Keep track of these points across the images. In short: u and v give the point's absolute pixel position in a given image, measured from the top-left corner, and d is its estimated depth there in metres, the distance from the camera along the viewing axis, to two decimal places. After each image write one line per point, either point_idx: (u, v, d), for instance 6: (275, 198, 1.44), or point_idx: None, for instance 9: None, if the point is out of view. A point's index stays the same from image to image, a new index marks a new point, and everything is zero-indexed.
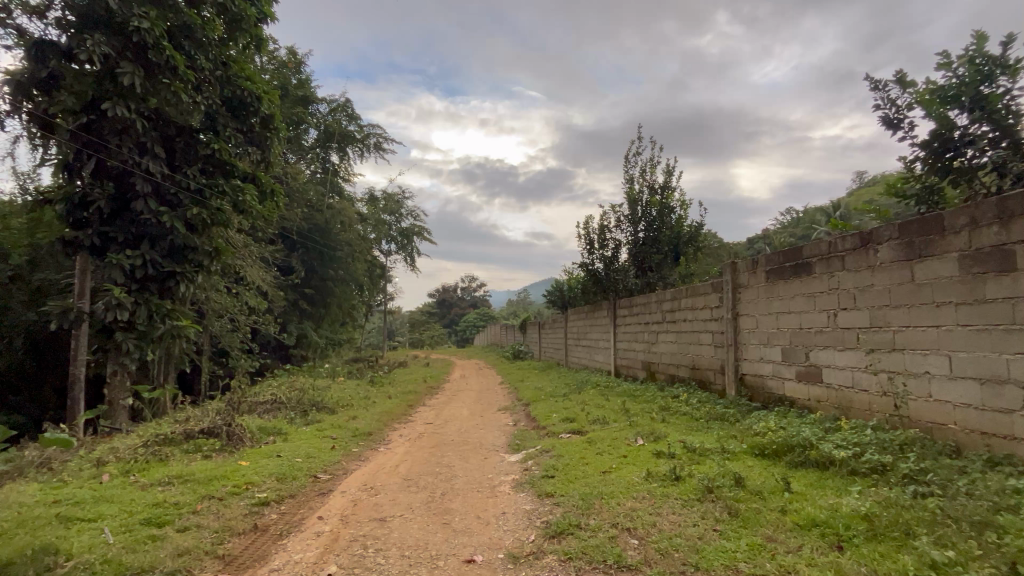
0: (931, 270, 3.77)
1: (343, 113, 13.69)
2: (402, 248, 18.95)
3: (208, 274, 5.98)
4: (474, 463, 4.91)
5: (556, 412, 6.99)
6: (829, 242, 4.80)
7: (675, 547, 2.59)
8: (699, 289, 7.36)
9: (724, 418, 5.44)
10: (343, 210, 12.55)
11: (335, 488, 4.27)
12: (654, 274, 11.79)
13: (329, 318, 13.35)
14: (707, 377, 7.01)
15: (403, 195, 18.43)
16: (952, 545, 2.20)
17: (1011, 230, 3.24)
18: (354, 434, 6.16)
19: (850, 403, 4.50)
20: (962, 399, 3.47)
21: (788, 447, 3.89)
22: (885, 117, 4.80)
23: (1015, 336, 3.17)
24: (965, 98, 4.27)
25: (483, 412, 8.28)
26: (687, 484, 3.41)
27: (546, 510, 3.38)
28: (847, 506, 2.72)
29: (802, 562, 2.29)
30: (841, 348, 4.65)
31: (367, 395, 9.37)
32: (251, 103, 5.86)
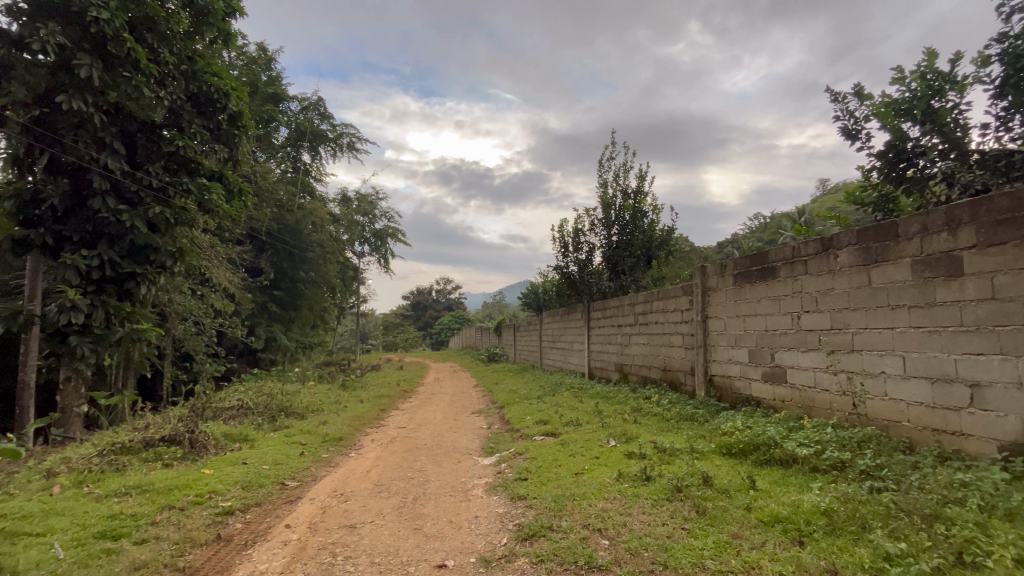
0: (886, 274, 3.95)
1: (315, 111, 13.45)
2: (376, 250, 18.70)
3: (171, 275, 5.77)
4: (447, 467, 4.87)
5: (530, 414, 7.00)
6: (793, 247, 4.98)
7: (644, 546, 2.63)
8: (669, 292, 7.51)
9: (694, 418, 5.56)
10: (314, 210, 12.31)
11: (304, 495, 4.17)
12: (627, 277, 11.98)
13: (299, 321, 13.05)
14: (677, 378, 7.16)
15: (377, 196, 18.20)
16: (904, 537, 2.30)
17: (959, 237, 3.42)
18: (324, 439, 6.04)
19: (813, 402, 4.66)
20: (915, 397, 3.64)
21: (754, 446, 4.00)
22: (844, 128, 5.01)
23: (963, 337, 3.35)
24: (918, 111, 4.50)
25: (457, 415, 8.24)
26: (657, 484, 3.46)
27: (519, 513, 3.39)
28: (808, 502, 2.82)
29: (766, 558, 2.36)
30: (804, 349, 4.82)
31: (339, 399, 9.20)
32: (219, 99, 5.70)
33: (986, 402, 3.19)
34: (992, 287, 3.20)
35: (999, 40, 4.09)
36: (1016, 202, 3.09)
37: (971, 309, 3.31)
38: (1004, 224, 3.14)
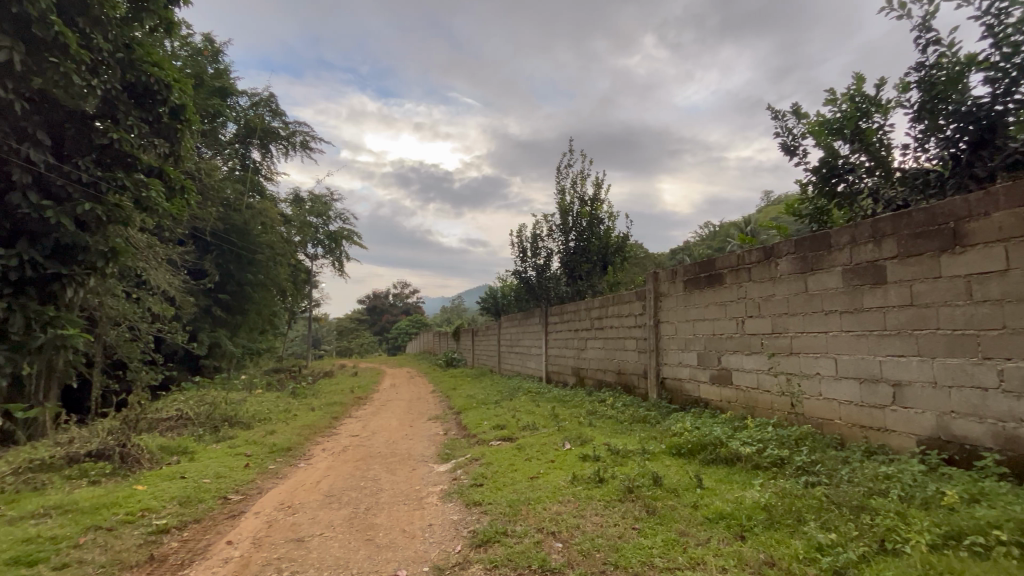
0: (820, 282, 4.23)
1: (266, 108, 12.94)
2: (330, 252, 18.17)
3: (103, 277, 5.38)
4: (402, 475, 4.78)
5: (488, 420, 6.99)
6: (738, 255, 5.23)
7: (596, 547, 2.67)
8: (624, 298, 7.73)
9: (646, 420, 5.73)
10: (264, 210, 11.84)
11: (247, 509, 3.97)
12: (584, 282, 12.22)
13: (247, 326, 12.45)
14: (631, 381, 7.36)
15: (332, 196, 17.71)
16: (834, 528, 2.46)
17: (883, 247, 3.71)
18: (271, 450, 5.78)
19: (756, 402, 4.91)
20: (846, 397, 3.91)
21: (701, 445, 4.16)
22: (784, 144, 5.33)
23: (887, 340, 3.63)
24: (847, 130, 4.86)
25: (413, 422, 8.10)
26: (609, 486, 3.54)
27: (473, 519, 3.37)
28: (749, 498, 2.96)
29: (710, 553, 2.46)
30: (747, 352, 5.07)
31: (288, 407, 8.84)
32: (159, 91, 5.36)
33: (906, 400, 3.46)
34: (911, 294, 3.48)
35: (917, 69, 4.48)
36: (931, 217, 3.38)
37: (894, 314, 3.59)
38: (921, 237, 3.44)
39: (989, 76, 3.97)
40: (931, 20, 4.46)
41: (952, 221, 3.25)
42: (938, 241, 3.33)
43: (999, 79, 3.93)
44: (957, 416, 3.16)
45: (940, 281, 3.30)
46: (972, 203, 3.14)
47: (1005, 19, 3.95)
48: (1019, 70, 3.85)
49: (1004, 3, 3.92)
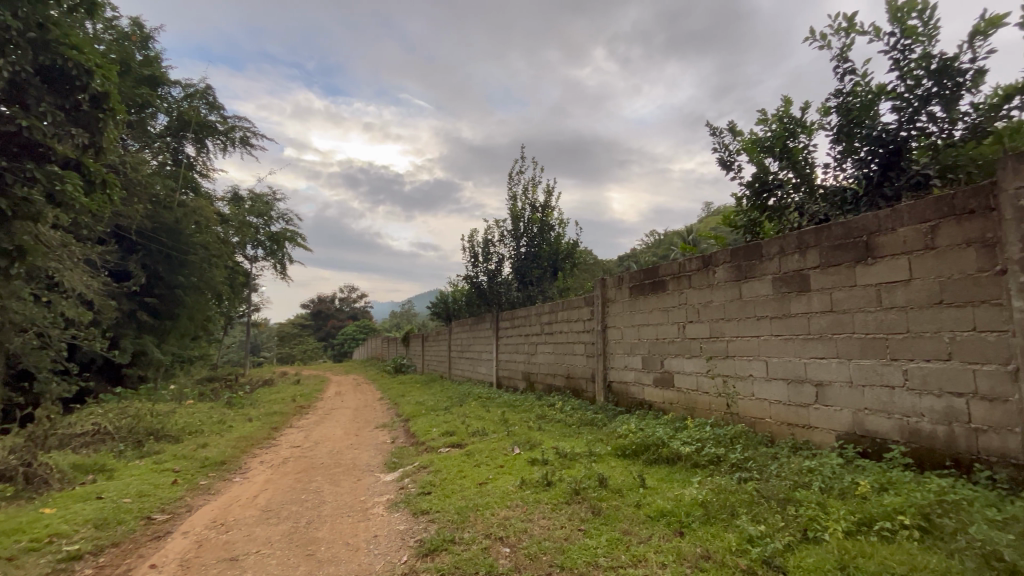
0: (753, 289, 4.52)
1: (202, 100, 12.22)
2: (272, 254, 17.34)
3: (6, 279, 4.85)
4: (346, 487, 4.61)
5: (437, 426, 6.89)
6: (679, 263, 5.49)
7: (543, 550, 2.70)
8: (573, 303, 7.89)
9: (593, 423, 5.86)
10: (199, 209, 11.13)
11: (175, 529, 3.69)
12: (534, 288, 12.38)
13: (177, 332, 11.61)
14: (579, 385, 7.52)
15: (274, 196, 16.92)
16: (763, 520, 2.62)
17: (807, 258, 4.02)
18: (203, 464, 5.41)
19: (695, 403, 5.16)
20: (775, 397, 4.19)
21: (644, 446, 4.31)
22: (721, 159, 5.66)
23: (810, 344, 3.93)
24: (777, 149, 5.23)
25: (358, 430, 7.86)
26: (557, 488, 3.59)
27: (421, 528, 3.32)
28: (687, 496, 3.09)
29: (651, 550, 2.55)
30: (687, 355, 5.32)
31: (223, 418, 8.32)
32: (78, 76, 4.94)
33: (827, 398, 3.76)
34: (831, 301, 3.79)
35: (836, 95, 4.90)
36: (847, 231, 3.70)
37: (817, 319, 3.90)
38: (839, 249, 3.76)
39: (896, 105, 4.41)
40: (847, 51, 4.89)
41: (865, 235, 3.58)
42: (854, 253, 3.65)
43: (904, 107, 4.38)
44: (870, 413, 3.46)
45: (856, 290, 3.61)
46: (881, 219, 3.47)
47: (909, 54, 4.41)
48: (920, 101, 4.31)
49: (908, 40, 4.38)
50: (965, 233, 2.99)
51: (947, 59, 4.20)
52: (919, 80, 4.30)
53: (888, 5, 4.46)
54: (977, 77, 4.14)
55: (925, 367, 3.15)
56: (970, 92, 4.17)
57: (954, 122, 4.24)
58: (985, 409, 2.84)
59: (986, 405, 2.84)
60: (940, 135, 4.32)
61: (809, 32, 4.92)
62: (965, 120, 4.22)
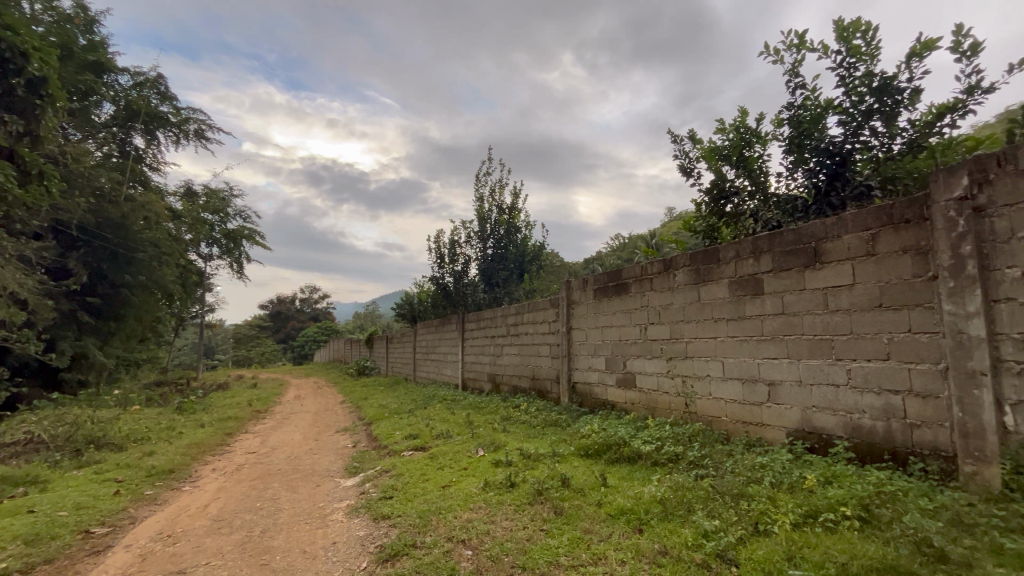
0: (711, 292, 4.67)
1: (152, 90, 11.62)
2: (228, 252, 16.62)
3: None
4: (304, 493, 4.47)
5: (400, 430, 6.78)
6: (641, 266, 5.61)
7: (505, 551, 2.71)
8: (538, 305, 7.94)
9: (557, 424, 5.91)
10: (148, 203, 10.54)
11: (116, 543, 3.48)
12: (500, 289, 12.42)
13: (122, 334, 10.95)
14: (544, 386, 7.58)
15: (231, 192, 16.24)
16: (719, 515, 2.71)
17: (761, 263, 4.20)
18: (149, 473, 5.12)
19: (656, 403, 5.29)
20: (731, 396, 4.35)
21: (607, 445, 4.39)
22: (682, 166, 5.83)
23: (764, 345, 4.10)
24: (734, 157, 5.44)
25: (318, 435, 7.63)
26: (520, 489, 3.61)
27: (382, 533, 3.25)
28: (647, 493, 3.17)
29: (611, 548, 2.59)
30: (649, 356, 5.45)
31: (172, 424, 7.90)
32: (13, 60, 4.63)
33: (779, 397, 3.93)
34: (783, 304, 3.97)
35: (788, 107, 5.13)
36: (797, 237, 3.90)
37: (770, 321, 4.07)
38: (790, 254, 3.94)
39: (842, 119, 4.67)
40: (798, 66, 5.14)
41: (814, 242, 3.77)
42: (803, 258, 3.84)
43: (849, 122, 4.64)
44: (817, 410, 3.65)
45: (805, 293, 3.80)
46: (828, 227, 3.67)
47: (853, 72, 4.68)
48: (863, 116, 4.58)
49: (853, 59, 4.65)
50: (902, 240, 3.20)
51: (887, 77, 4.48)
52: (863, 96, 4.57)
53: (835, 25, 4.72)
54: (913, 95, 4.44)
55: (866, 366, 3.35)
56: (907, 109, 4.46)
57: (893, 137, 4.53)
58: (919, 405, 3.04)
59: (919, 402, 3.04)
60: (882, 149, 4.60)
61: (763, 47, 5.14)
62: (903, 135, 4.52)
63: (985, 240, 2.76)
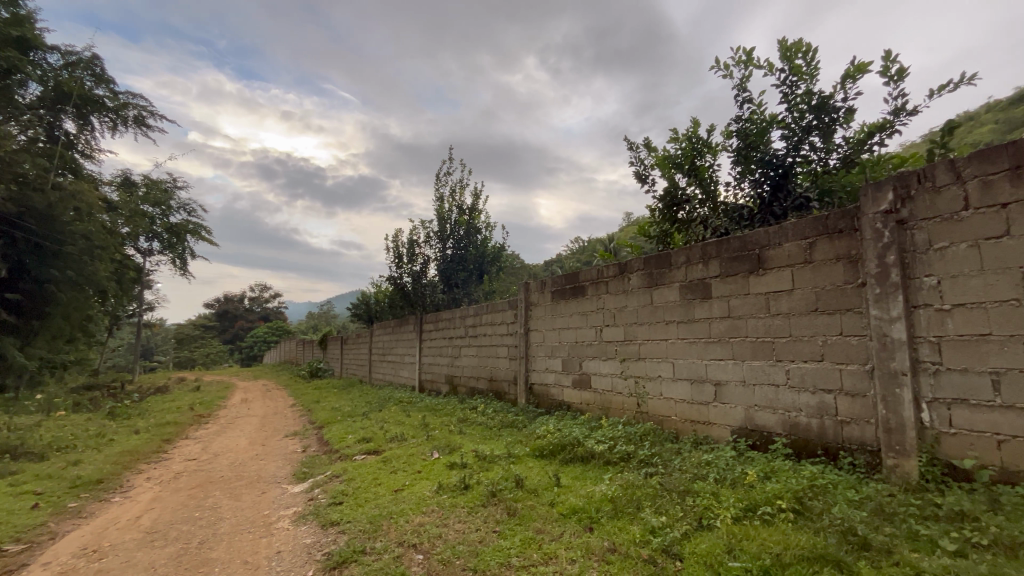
0: (663, 296, 4.84)
1: (86, 71, 10.80)
2: (170, 247, 15.65)
3: None
4: (248, 501, 4.27)
5: (353, 433, 6.60)
6: (597, 269, 5.73)
7: (456, 554, 2.68)
8: (496, 306, 7.95)
9: (513, 425, 5.94)
10: (80, 193, 9.76)
11: (32, 561, 3.20)
12: (460, 290, 12.37)
13: (46, 334, 10.10)
14: (502, 388, 7.60)
15: (174, 184, 15.31)
16: (666, 512, 2.80)
17: (709, 268, 4.38)
18: (73, 485, 4.74)
19: (610, 403, 5.41)
20: (680, 396, 4.51)
21: (561, 445, 4.45)
22: (637, 172, 6.00)
23: (711, 347, 4.28)
24: (686, 166, 5.65)
25: (265, 440, 7.31)
26: (474, 491, 3.59)
27: (330, 540, 3.16)
28: (599, 492, 3.23)
29: (562, 547, 2.63)
30: (603, 358, 5.57)
31: (102, 431, 7.36)
32: None
33: (724, 396, 4.11)
34: (729, 308, 4.16)
35: (736, 120, 5.38)
36: (743, 244, 4.09)
37: (717, 323, 4.25)
38: (736, 260, 4.14)
39: (784, 134, 4.95)
40: (745, 82, 5.41)
41: (757, 249, 3.97)
42: (748, 264, 4.03)
43: (791, 136, 4.92)
44: (758, 409, 3.84)
45: (749, 297, 4.00)
46: (770, 235, 3.88)
47: (795, 90, 4.97)
48: (803, 131, 4.87)
49: (794, 77, 4.94)
50: (835, 249, 3.42)
51: (825, 96, 4.79)
52: (803, 113, 4.86)
53: (779, 45, 5.01)
54: (847, 114, 4.77)
55: (803, 366, 3.56)
56: (842, 126, 4.79)
57: (829, 152, 4.85)
58: (849, 403, 3.26)
59: (849, 400, 3.26)
60: (819, 163, 4.91)
61: (714, 62, 5.37)
62: (838, 150, 4.84)
63: (907, 250, 3.00)
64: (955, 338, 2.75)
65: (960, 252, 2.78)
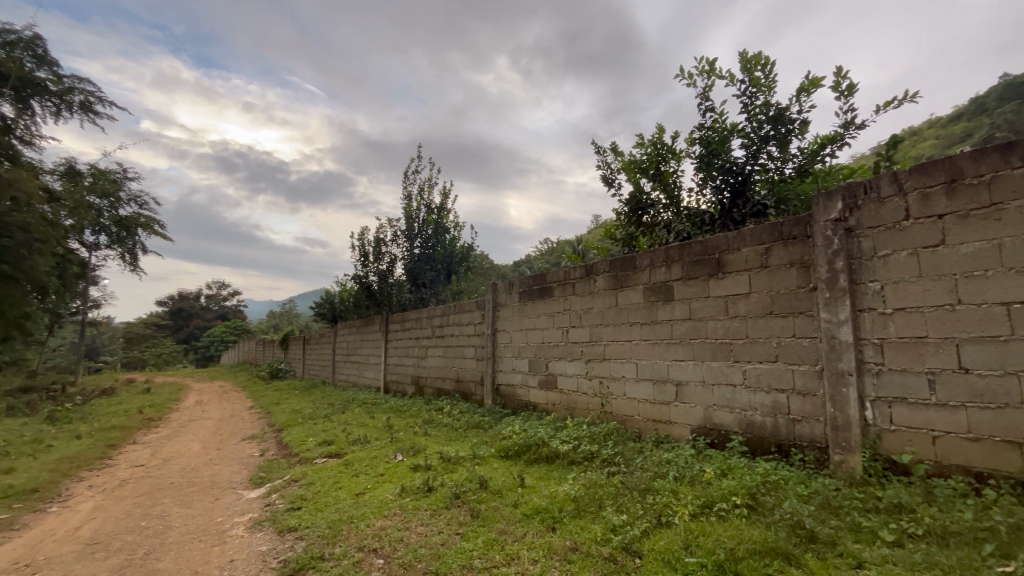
0: (628, 297, 4.93)
1: (27, 51, 10.09)
2: (118, 241, 14.80)
3: None
4: (199, 508, 4.09)
5: (314, 436, 6.42)
6: (564, 271, 5.78)
7: (417, 558, 2.65)
8: (464, 307, 7.91)
9: (479, 426, 5.92)
10: (17, 181, 9.11)
11: None
12: (427, 290, 12.27)
13: None
14: (468, 389, 7.56)
15: (124, 174, 14.48)
16: (627, 510, 2.85)
17: (672, 271, 4.50)
18: (4, 495, 4.41)
19: (575, 403, 5.47)
20: (643, 396, 4.60)
21: (526, 446, 4.47)
22: (604, 176, 6.10)
23: (673, 348, 4.39)
24: (651, 171, 5.78)
25: (220, 444, 7.02)
26: (437, 494, 3.56)
27: (286, 547, 3.06)
28: (562, 492, 3.26)
29: (524, 548, 2.64)
30: (569, 358, 5.63)
31: (39, 436, 6.88)
32: None
33: (685, 396, 4.23)
34: (691, 310, 4.28)
35: (699, 128, 5.54)
36: (704, 248, 4.22)
37: (679, 325, 4.37)
38: (697, 263, 4.26)
39: (744, 142, 5.13)
40: (708, 91, 5.58)
41: (717, 253, 4.10)
42: (708, 268, 4.16)
43: (750, 145, 5.11)
44: (717, 408, 3.97)
45: (709, 300, 4.13)
46: (729, 241, 4.01)
47: (754, 100, 5.17)
48: (762, 141, 5.07)
49: (754, 89, 5.13)
50: (789, 254, 3.58)
51: (781, 108, 5.01)
52: (761, 123, 5.06)
53: (740, 56, 5.19)
54: (802, 126, 4.99)
55: (758, 367, 3.71)
56: (797, 137, 5.01)
57: (785, 161, 5.07)
58: (800, 402, 3.41)
59: (800, 400, 3.41)
60: (776, 171, 5.12)
61: (679, 70, 5.52)
62: (794, 160, 5.06)
63: (854, 257, 3.16)
64: (896, 340, 2.93)
65: (901, 260, 2.95)
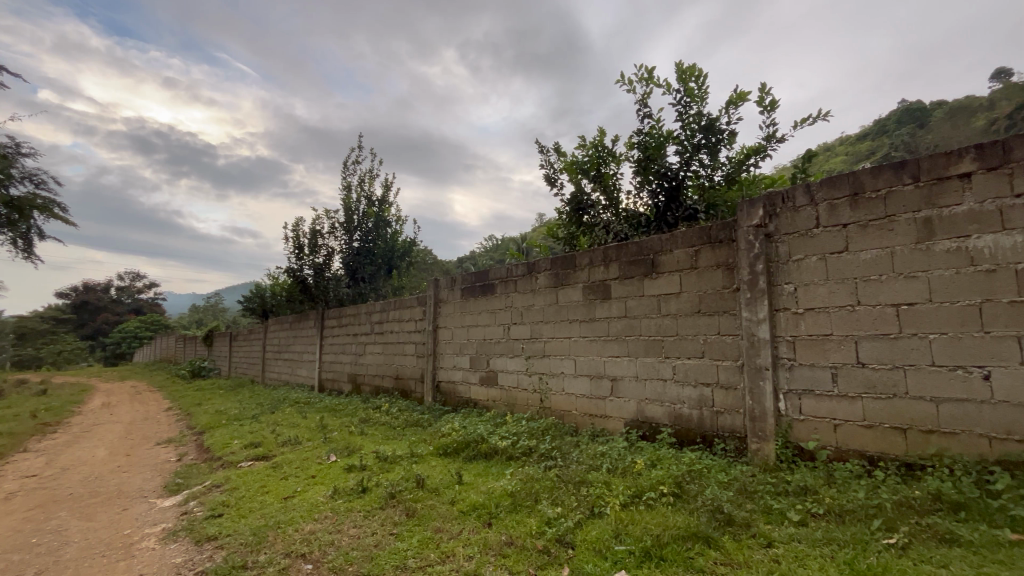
0: (568, 295, 5.03)
1: None
2: (8, 224, 13.11)
3: None
4: (103, 520, 3.72)
5: (239, 438, 6.04)
6: (507, 268, 5.81)
7: (349, 560, 2.57)
8: (404, 303, 7.74)
9: (418, 424, 5.83)
10: None
11: None
12: (366, 285, 11.90)
13: None
14: (408, 386, 7.42)
15: (16, 150, 12.86)
16: (561, 503, 2.93)
17: (609, 270, 4.65)
18: None
19: (515, 399, 5.53)
20: (581, 391, 4.73)
21: (465, 443, 4.46)
22: (547, 175, 6.19)
23: (610, 344, 4.55)
24: (592, 172, 5.92)
25: (130, 449, 6.42)
26: (372, 494, 3.46)
27: (205, 556, 2.87)
28: (500, 488, 3.29)
29: (460, 545, 2.63)
30: (510, 355, 5.67)
31: None
32: None
33: (619, 391, 4.39)
34: (626, 308, 4.44)
35: (637, 133, 5.75)
36: (639, 249, 4.39)
37: (616, 322, 4.51)
38: (633, 263, 4.43)
39: (678, 149, 5.38)
40: (647, 98, 5.80)
41: (652, 254, 4.28)
42: (643, 268, 4.34)
43: (683, 152, 5.37)
44: (649, 402, 4.16)
45: (643, 299, 4.31)
46: (663, 242, 4.20)
47: (688, 110, 5.44)
48: (694, 148, 5.35)
49: (688, 99, 5.40)
50: (716, 257, 3.81)
51: (712, 118, 5.31)
52: (694, 132, 5.34)
53: (676, 67, 5.44)
54: (730, 136, 5.33)
55: (686, 363, 3.92)
56: (725, 147, 5.34)
57: (715, 169, 5.38)
58: (723, 395, 3.64)
59: (723, 393, 3.64)
60: (706, 178, 5.43)
61: (619, 76, 5.70)
62: (722, 168, 5.39)
63: (772, 260, 3.42)
64: (806, 338, 3.21)
65: (811, 264, 3.23)
